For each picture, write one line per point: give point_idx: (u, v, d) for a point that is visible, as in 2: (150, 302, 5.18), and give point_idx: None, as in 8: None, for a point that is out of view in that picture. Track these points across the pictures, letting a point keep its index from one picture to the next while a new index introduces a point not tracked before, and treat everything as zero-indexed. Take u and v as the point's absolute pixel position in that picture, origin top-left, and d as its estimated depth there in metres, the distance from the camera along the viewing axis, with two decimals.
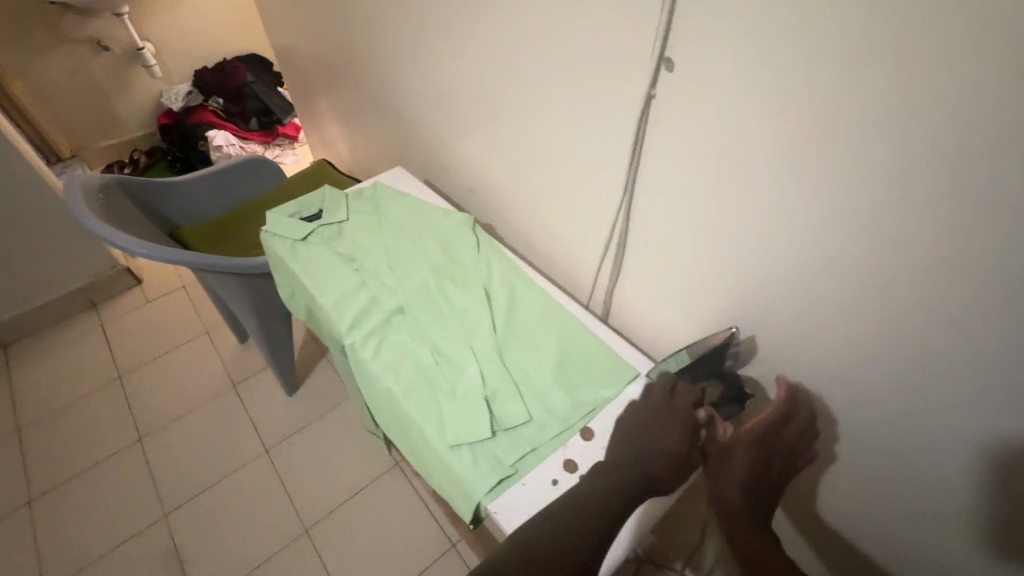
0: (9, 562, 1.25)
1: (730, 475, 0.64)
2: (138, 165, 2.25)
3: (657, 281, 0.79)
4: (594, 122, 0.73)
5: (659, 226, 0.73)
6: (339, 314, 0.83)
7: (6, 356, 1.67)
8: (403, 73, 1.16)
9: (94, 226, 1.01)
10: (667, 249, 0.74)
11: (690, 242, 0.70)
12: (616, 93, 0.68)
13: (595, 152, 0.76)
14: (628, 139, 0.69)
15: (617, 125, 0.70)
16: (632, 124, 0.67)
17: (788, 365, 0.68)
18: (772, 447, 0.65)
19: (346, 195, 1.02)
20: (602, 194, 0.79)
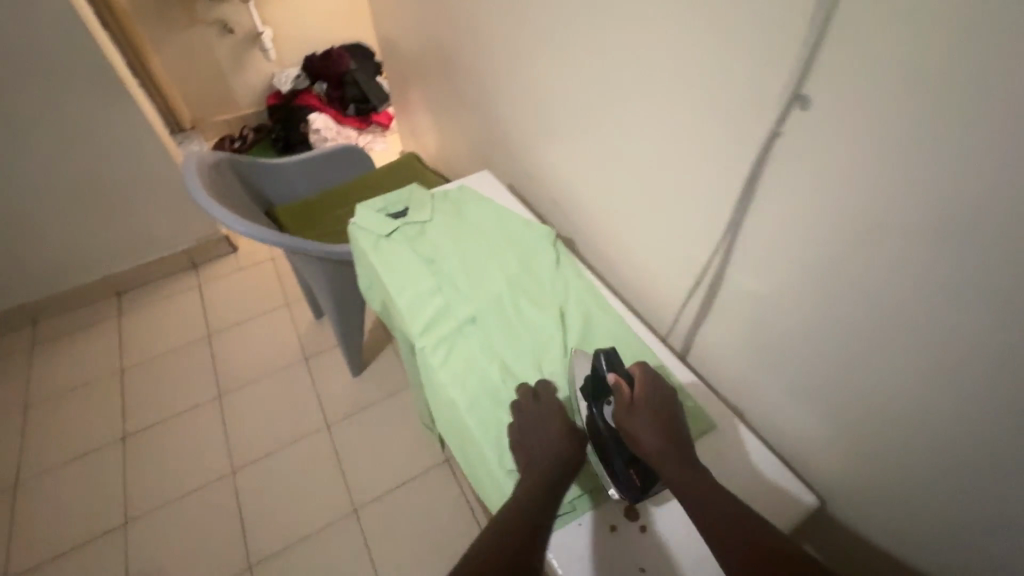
0: (101, 488, 1.40)
1: (637, 429, 0.64)
2: (246, 140, 2.43)
3: (753, 326, 0.74)
4: (704, 152, 0.69)
5: (766, 272, 0.68)
6: (412, 315, 0.83)
7: (119, 302, 1.86)
8: (499, 78, 1.16)
9: (205, 201, 1.09)
10: (772, 297, 0.69)
11: (801, 296, 0.65)
12: (734, 124, 0.63)
13: (701, 184, 0.72)
14: (745, 174, 0.65)
15: (731, 158, 0.66)
16: (752, 159, 0.63)
17: (897, 442, 0.62)
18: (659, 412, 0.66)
19: (432, 195, 1.03)
20: (703, 228, 0.75)
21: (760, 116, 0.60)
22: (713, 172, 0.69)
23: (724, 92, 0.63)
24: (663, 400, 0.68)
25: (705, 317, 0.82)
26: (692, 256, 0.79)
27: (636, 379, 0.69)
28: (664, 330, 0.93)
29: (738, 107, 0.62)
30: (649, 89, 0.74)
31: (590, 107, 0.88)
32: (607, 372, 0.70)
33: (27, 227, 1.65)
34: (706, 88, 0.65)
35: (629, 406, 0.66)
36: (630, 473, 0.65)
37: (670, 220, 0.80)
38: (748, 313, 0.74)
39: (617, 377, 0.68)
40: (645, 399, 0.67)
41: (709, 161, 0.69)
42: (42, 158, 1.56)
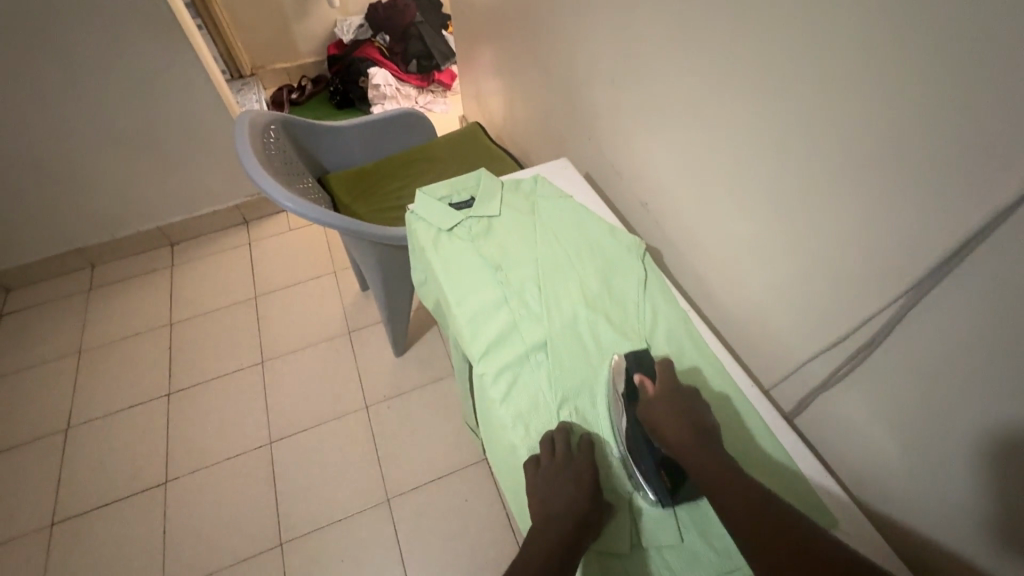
0: (144, 444, 1.41)
1: (658, 418, 0.60)
2: (304, 91, 2.34)
3: (909, 408, 0.58)
4: (892, 188, 0.52)
5: (952, 354, 0.52)
6: (473, 334, 0.72)
7: (172, 253, 1.85)
8: (590, 49, 0.99)
9: (255, 170, 1.00)
10: (953, 382, 0.53)
11: (1003, 394, 0.48)
12: (961, 163, 0.46)
13: (875, 227, 0.55)
14: (953, 228, 0.48)
15: (939, 206, 0.49)
16: (973, 207, 0.46)
17: None
18: (683, 405, 0.61)
19: (502, 184, 0.90)
20: (863, 280, 0.58)
21: (1013, 157, 0.42)
22: (901, 214, 0.52)
23: (949, 111, 0.45)
24: (686, 393, 0.63)
25: (834, 381, 0.66)
26: (834, 308, 0.63)
27: (661, 374, 0.65)
28: (769, 381, 0.78)
29: (971, 139, 0.45)
30: (817, 90, 0.56)
31: (716, 104, 0.71)
32: (633, 372, 0.67)
33: (86, 171, 1.64)
34: (921, 103, 0.47)
35: (651, 401, 0.62)
36: (660, 474, 0.60)
37: (811, 258, 0.64)
38: (906, 393, 0.58)
39: (643, 376, 0.65)
40: (670, 393, 0.63)
41: (898, 202, 0.52)
42: (102, 102, 1.52)
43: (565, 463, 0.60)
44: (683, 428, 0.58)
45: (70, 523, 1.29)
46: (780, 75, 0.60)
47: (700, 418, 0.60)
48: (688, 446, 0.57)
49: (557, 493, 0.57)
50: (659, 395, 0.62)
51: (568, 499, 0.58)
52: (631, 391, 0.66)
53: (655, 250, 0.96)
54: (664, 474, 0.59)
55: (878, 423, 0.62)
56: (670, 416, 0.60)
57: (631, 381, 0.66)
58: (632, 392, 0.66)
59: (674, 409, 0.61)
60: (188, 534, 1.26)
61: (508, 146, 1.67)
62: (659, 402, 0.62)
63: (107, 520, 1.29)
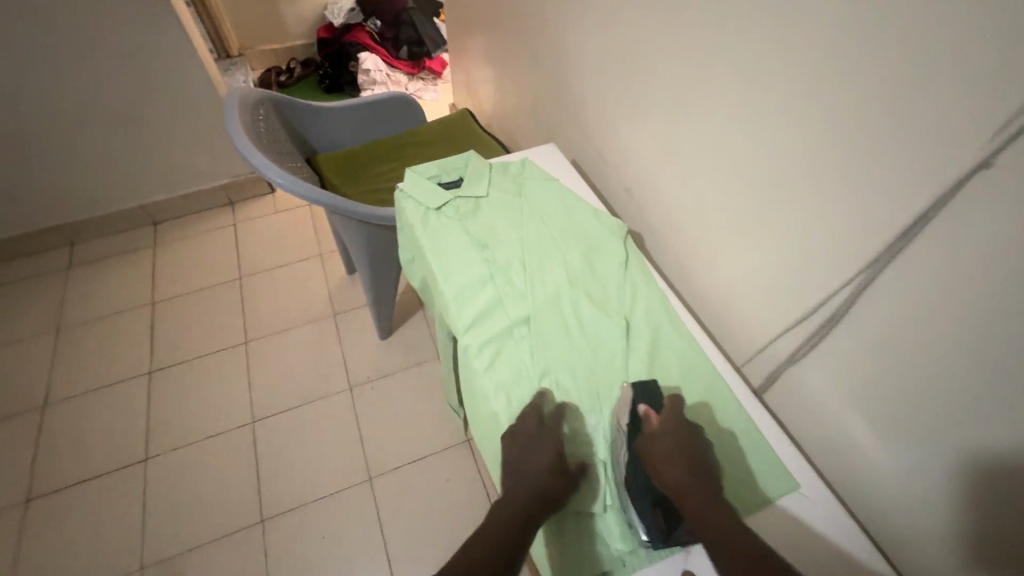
0: (124, 421, 1.40)
1: (663, 460, 0.56)
2: (293, 73, 2.33)
3: (864, 382, 0.62)
4: (857, 171, 0.55)
5: (906, 327, 0.55)
6: (459, 308, 0.74)
7: (155, 233, 1.83)
8: (579, 37, 1.00)
9: (243, 145, 1.00)
10: (906, 359, 0.56)
11: (950, 367, 0.52)
12: (918, 149, 0.49)
13: (841, 209, 0.58)
14: (908, 211, 0.52)
15: (897, 189, 0.52)
16: (929, 193, 0.49)
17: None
18: (689, 448, 0.58)
19: (490, 166, 0.92)
20: (829, 261, 0.62)
21: (964, 138, 0.46)
22: (864, 197, 0.55)
23: (909, 98, 0.49)
24: (692, 433, 0.60)
25: (801, 357, 0.70)
26: (802, 287, 0.66)
27: (666, 409, 0.62)
28: (740, 359, 0.81)
29: (928, 124, 0.48)
30: (794, 77, 0.59)
31: (699, 90, 0.73)
32: (639, 402, 0.63)
33: (67, 146, 1.61)
34: (887, 90, 0.50)
35: (655, 436, 0.59)
36: (654, 512, 0.57)
37: (781, 240, 0.67)
38: (862, 367, 0.62)
39: (648, 407, 0.62)
40: (673, 428, 0.60)
41: (862, 184, 0.55)
42: (84, 75, 1.49)
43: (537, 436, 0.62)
44: (690, 473, 0.56)
45: (48, 499, 1.28)
46: (760, 61, 0.63)
47: (706, 463, 0.58)
48: (694, 494, 0.54)
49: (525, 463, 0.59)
50: (667, 431, 0.59)
51: (549, 470, 0.58)
52: (630, 416, 0.63)
53: (638, 234, 0.99)
54: (658, 514, 0.57)
55: (839, 398, 0.66)
56: (676, 454, 0.57)
57: (636, 412, 0.63)
58: (636, 423, 0.62)
59: (681, 449, 0.57)
60: (168, 510, 1.27)
61: (497, 134, 1.68)
62: (666, 438, 0.58)
63: (85, 496, 1.29)
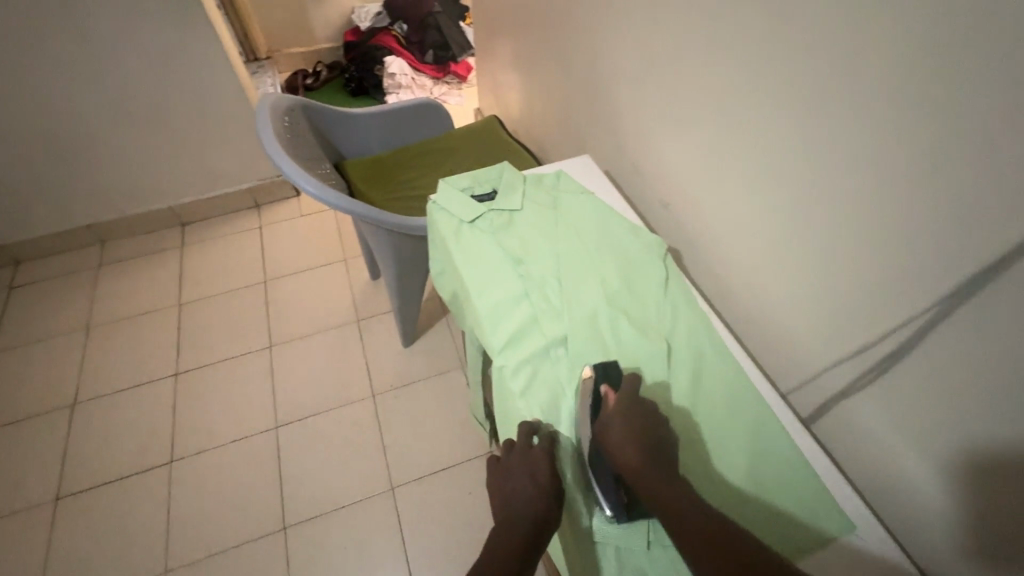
0: (149, 423, 1.41)
1: (617, 443, 0.56)
2: (319, 77, 2.34)
3: (930, 420, 0.59)
4: (928, 200, 0.52)
5: (980, 366, 0.52)
6: (494, 325, 0.72)
7: (183, 234, 1.85)
8: (615, 46, 0.98)
9: (274, 153, 1.00)
10: (980, 400, 0.53)
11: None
12: (996, 180, 0.46)
13: (909, 239, 0.55)
14: (985, 246, 0.48)
15: (976, 220, 0.48)
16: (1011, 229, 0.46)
17: None
18: (647, 431, 0.57)
19: (525, 178, 0.90)
20: (891, 292, 0.58)
21: None
22: (935, 226, 0.52)
23: (988, 124, 0.45)
24: (648, 411, 0.60)
25: (856, 389, 0.66)
26: (861, 317, 0.63)
27: (626, 387, 0.62)
28: (787, 387, 0.78)
29: (1011, 152, 0.44)
30: (856, 98, 0.55)
31: (746, 108, 0.70)
32: (600, 383, 0.63)
33: (100, 148, 1.63)
34: (966, 116, 0.47)
35: (610, 420, 0.58)
36: (617, 490, 0.58)
37: (837, 266, 0.64)
38: (929, 404, 0.58)
39: (607, 388, 0.62)
40: (630, 408, 0.59)
41: (934, 214, 0.52)
42: (117, 78, 1.51)
43: (524, 457, 0.60)
44: (644, 453, 0.55)
45: (74, 499, 1.29)
46: (817, 81, 0.59)
47: (661, 441, 0.57)
48: (649, 473, 0.54)
49: (516, 491, 0.58)
50: (621, 413, 0.58)
51: (526, 486, 0.57)
52: (594, 401, 0.62)
53: (675, 251, 0.96)
54: (621, 491, 0.58)
55: (899, 434, 0.63)
56: (631, 436, 0.56)
57: (597, 393, 0.63)
58: (597, 404, 0.62)
59: (636, 428, 0.57)
60: (193, 513, 1.27)
61: (524, 140, 1.66)
62: (620, 420, 0.58)
63: (112, 496, 1.30)
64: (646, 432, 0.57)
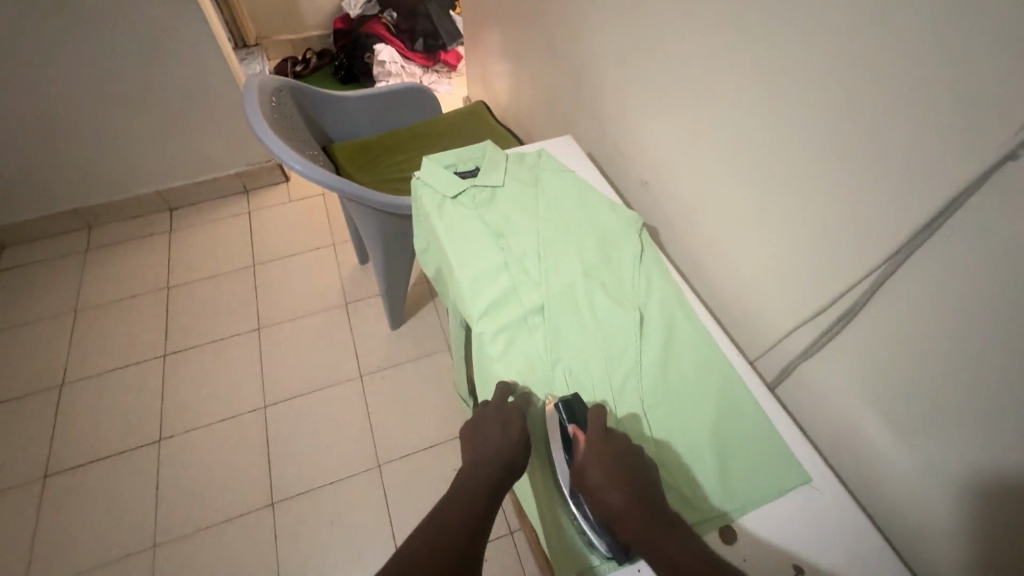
0: (138, 403, 1.42)
1: (596, 487, 0.55)
2: (309, 64, 2.34)
3: (882, 377, 0.62)
4: (880, 165, 0.55)
5: (928, 319, 0.55)
6: (474, 294, 0.75)
7: (171, 218, 1.86)
8: (598, 30, 1.00)
9: (261, 130, 1.01)
10: (926, 353, 0.56)
11: (972, 361, 0.52)
12: (938, 141, 0.49)
13: (863, 203, 0.58)
14: (928, 205, 0.51)
15: (923, 179, 0.51)
16: (952, 187, 0.49)
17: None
18: (625, 469, 0.56)
19: (507, 156, 0.92)
20: (848, 254, 0.61)
21: (987, 129, 0.46)
22: (886, 189, 0.55)
23: (933, 88, 0.48)
24: (625, 448, 0.58)
25: (816, 350, 0.69)
26: (821, 280, 0.66)
27: (593, 423, 0.60)
28: (755, 353, 0.81)
29: (953, 113, 0.48)
30: (819, 70, 0.58)
31: (719, 84, 0.73)
32: (567, 423, 0.62)
33: (88, 131, 1.63)
34: (914, 84, 0.50)
35: (587, 463, 0.56)
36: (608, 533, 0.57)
37: (800, 233, 0.67)
38: (882, 362, 0.61)
39: (577, 428, 0.61)
40: (602, 443, 0.58)
41: (885, 177, 0.55)
42: (107, 61, 1.51)
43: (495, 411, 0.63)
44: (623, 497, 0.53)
45: (64, 476, 1.31)
46: (783, 55, 0.62)
47: (638, 475, 0.56)
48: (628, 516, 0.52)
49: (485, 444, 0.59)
50: (597, 453, 0.57)
51: (491, 465, 0.58)
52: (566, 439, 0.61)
53: (653, 229, 0.99)
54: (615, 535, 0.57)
55: (855, 395, 0.66)
56: (608, 476, 0.55)
57: (567, 432, 0.61)
58: (569, 443, 0.61)
59: (612, 467, 0.55)
60: (182, 490, 1.29)
61: (511, 127, 1.68)
62: (600, 459, 0.56)
63: (101, 474, 1.31)
64: (624, 471, 0.55)
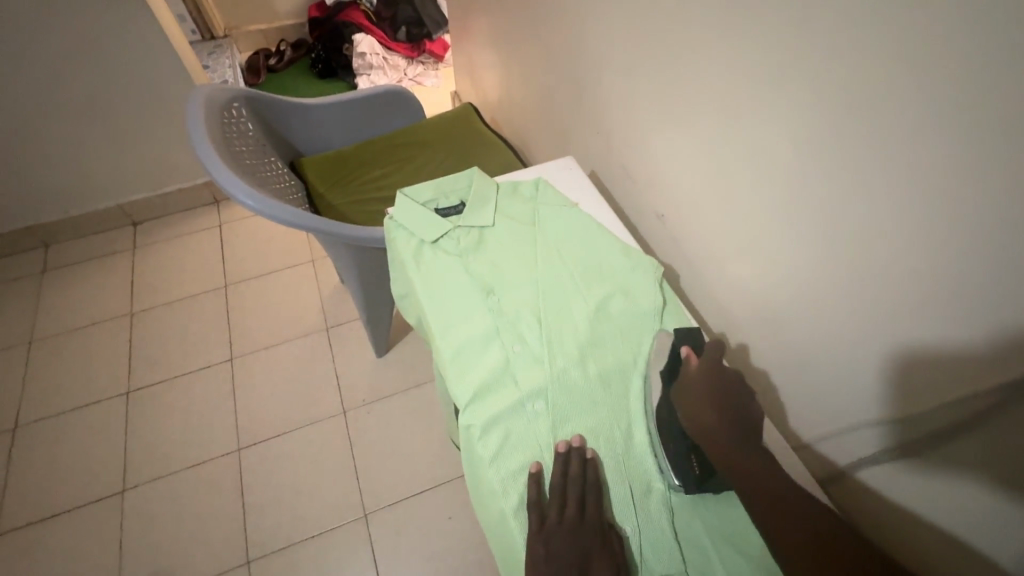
0: (99, 447, 1.29)
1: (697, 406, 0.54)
2: (283, 56, 2.15)
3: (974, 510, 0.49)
4: (994, 245, 0.41)
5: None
6: (458, 372, 0.61)
7: (134, 234, 1.70)
8: (604, 30, 0.84)
9: (206, 157, 0.86)
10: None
11: None
12: None
13: (965, 292, 0.44)
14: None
15: None
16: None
17: None
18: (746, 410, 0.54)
19: (498, 186, 0.78)
20: (942, 349, 0.48)
21: None
22: (1000, 282, 0.41)
23: None
24: (734, 381, 0.56)
25: (885, 460, 0.58)
26: (899, 375, 0.53)
27: (708, 353, 0.57)
28: (806, 436, 0.69)
29: None
30: (911, 109, 0.44)
31: (764, 113, 0.58)
32: (679, 347, 0.60)
33: (31, 142, 1.46)
34: None
35: (689, 384, 0.56)
36: (688, 458, 0.54)
37: (875, 309, 0.53)
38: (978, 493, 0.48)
39: (688, 350, 0.58)
40: (715, 374, 0.55)
41: (1000, 266, 0.41)
42: (44, 62, 1.34)
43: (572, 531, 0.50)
44: (726, 424, 0.53)
45: (15, 536, 1.18)
46: (858, 84, 0.47)
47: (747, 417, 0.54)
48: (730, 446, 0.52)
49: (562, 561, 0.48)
50: (710, 377, 0.55)
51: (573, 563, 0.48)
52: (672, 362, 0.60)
53: (671, 269, 0.85)
54: (694, 461, 0.54)
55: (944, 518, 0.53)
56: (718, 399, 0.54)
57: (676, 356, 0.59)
58: (673, 369, 0.59)
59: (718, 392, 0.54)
60: (147, 548, 1.17)
61: (501, 129, 1.52)
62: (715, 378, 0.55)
63: (57, 532, 1.19)
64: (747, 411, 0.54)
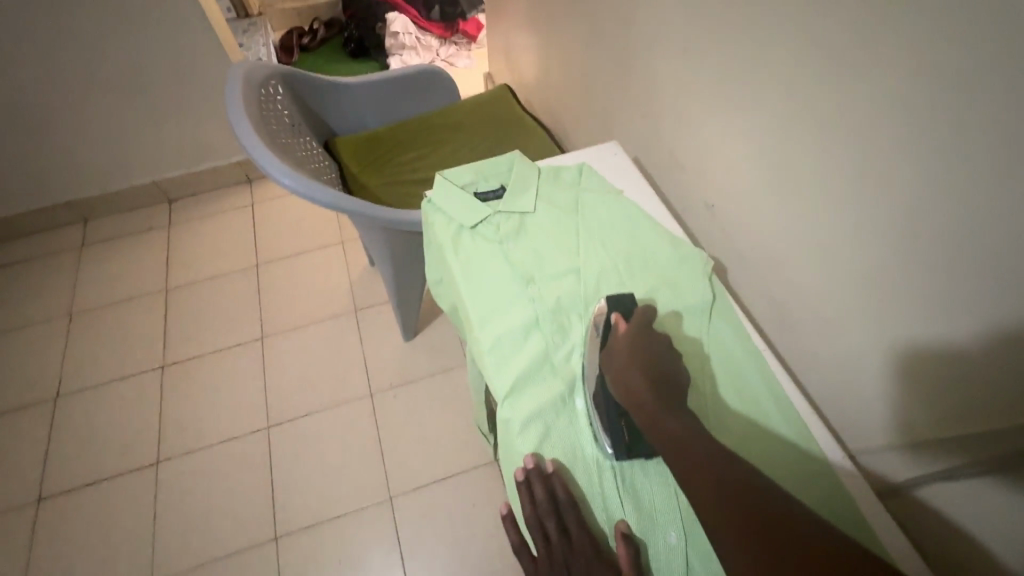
0: (135, 418, 1.33)
1: (622, 369, 0.52)
2: (316, 35, 2.13)
3: None
4: None
5: None
6: (498, 363, 0.59)
7: (170, 211, 1.72)
8: (655, 7, 0.79)
9: (243, 134, 0.85)
10: None
11: None
12: None
13: None
14: None
15: None
16: None
17: None
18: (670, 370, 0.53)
19: (541, 171, 0.75)
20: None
21: None
22: None
23: None
24: (660, 341, 0.55)
25: (968, 478, 0.50)
26: (986, 389, 0.46)
27: (638, 318, 0.57)
28: (866, 446, 0.62)
29: None
30: (1019, 95, 0.39)
31: (839, 98, 0.53)
32: (611, 313, 0.59)
33: (72, 117, 1.49)
34: None
35: (620, 347, 0.54)
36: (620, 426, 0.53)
37: (951, 317, 0.48)
38: None
39: (618, 317, 0.57)
40: (643, 334, 0.55)
41: None
42: (84, 38, 1.35)
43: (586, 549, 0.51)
44: (649, 380, 0.51)
45: (56, 500, 1.23)
46: (958, 68, 0.42)
47: (676, 378, 0.53)
48: (653, 405, 0.49)
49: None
50: (634, 338, 0.54)
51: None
52: (604, 330, 0.58)
53: (718, 262, 0.81)
54: (625, 427, 0.53)
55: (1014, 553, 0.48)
56: (641, 359, 0.53)
57: (608, 323, 0.58)
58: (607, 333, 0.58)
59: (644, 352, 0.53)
60: (179, 519, 1.20)
61: (537, 112, 1.48)
62: (637, 343, 0.54)
63: (95, 498, 1.23)
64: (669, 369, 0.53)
